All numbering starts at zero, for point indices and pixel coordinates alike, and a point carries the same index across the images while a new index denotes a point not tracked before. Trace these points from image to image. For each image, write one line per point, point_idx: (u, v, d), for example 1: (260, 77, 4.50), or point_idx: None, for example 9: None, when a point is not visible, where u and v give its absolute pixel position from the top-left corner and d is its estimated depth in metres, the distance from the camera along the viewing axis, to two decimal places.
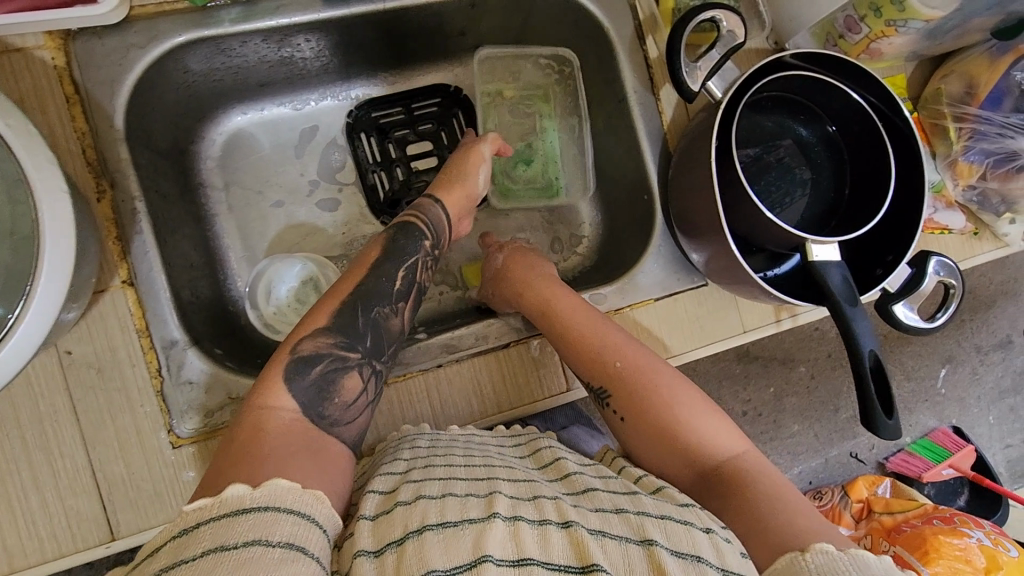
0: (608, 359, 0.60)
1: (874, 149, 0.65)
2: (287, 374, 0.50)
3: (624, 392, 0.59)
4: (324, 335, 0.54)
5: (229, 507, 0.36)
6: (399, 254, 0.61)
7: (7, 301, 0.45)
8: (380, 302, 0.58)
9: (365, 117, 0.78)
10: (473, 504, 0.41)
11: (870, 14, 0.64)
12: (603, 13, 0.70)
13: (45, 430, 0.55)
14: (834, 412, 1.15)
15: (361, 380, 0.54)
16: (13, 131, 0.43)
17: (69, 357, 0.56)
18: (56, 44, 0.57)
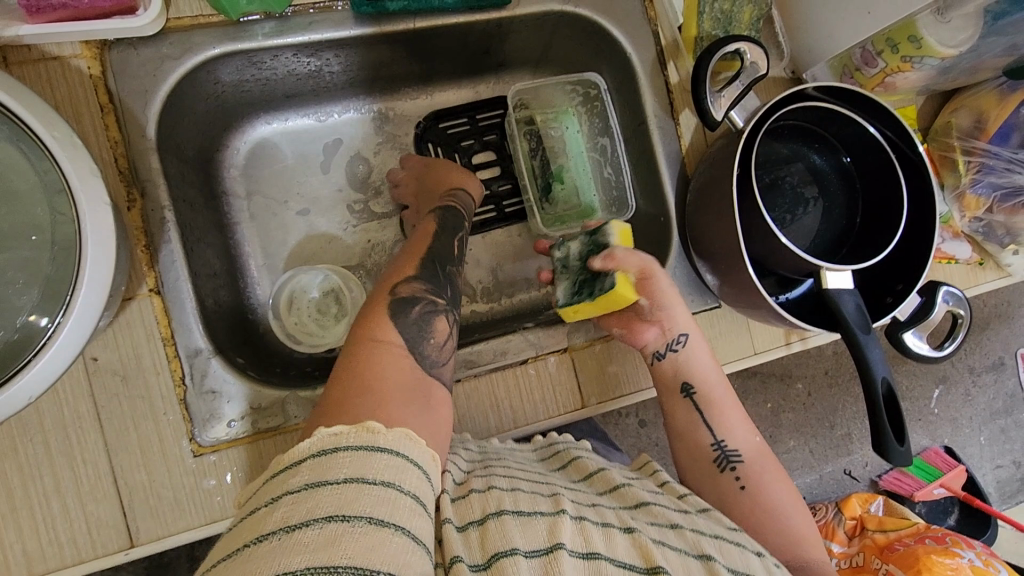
0: (743, 429, 0.63)
1: (887, 181, 0.67)
2: (393, 312, 0.54)
3: (753, 465, 0.61)
4: (417, 282, 0.59)
5: (365, 442, 0.40)
6: (452, 227, 0.68)
7: (47, 312, 0.45)
8: (449, 261, 0.65)
9: (434, 128, 0.80)
10: (542, 500, 0.45)
11: (886, 50, 0.65)
12: (627, 37, 0.71)
13: (67, 435, 0.56)
14: (830, 429, 1.17)
15: (448, 323, 0.58)
16: (59, 143, 0.44)
17: (95, 364, 0.57)
18: (92, 54, 0.58)
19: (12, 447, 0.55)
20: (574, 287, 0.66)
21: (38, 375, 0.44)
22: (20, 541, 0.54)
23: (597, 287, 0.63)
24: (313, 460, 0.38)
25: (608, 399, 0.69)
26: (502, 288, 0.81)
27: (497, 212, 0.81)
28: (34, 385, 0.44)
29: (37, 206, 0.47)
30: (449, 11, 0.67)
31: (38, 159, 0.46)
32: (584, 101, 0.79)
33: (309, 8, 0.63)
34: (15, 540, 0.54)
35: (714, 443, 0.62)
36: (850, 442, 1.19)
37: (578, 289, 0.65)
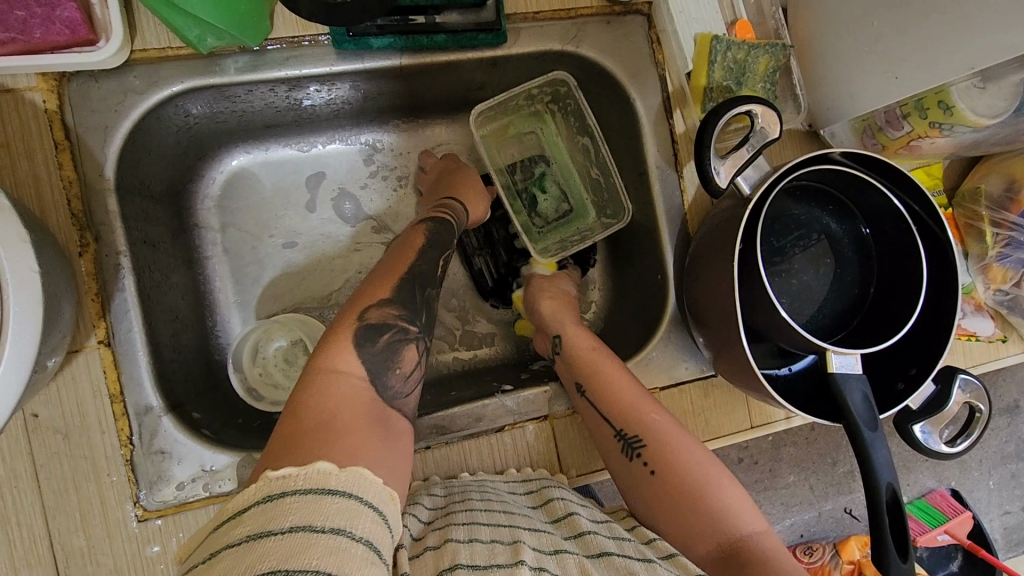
0: (640, 409, 0.59)
1: (904, 259, 0.61)
2: (358, 340, 0.50)
3: (657, 445, 0.57)
4: (391, 306, 0.53)
5: (315, 483, 0.35)
6: (444, 242, 0.63)
7: None
8: (432, 283, 0.59)
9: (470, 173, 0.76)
10: (501, 549, 0.42)
11: (914, 114, 0.59)
12: (630, 82, 0.66)
13: (3, 496, 0.52)
14: (832, 465, 1.10)
15: (418, 353, 0.54)
16: None
17: (35, 421, 0.53)
18: (47, 86, 0.54)
19: None
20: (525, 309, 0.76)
21: None
22: None
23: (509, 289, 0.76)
24: (256, 508, 0.34)
25: (588, 471, 0.64)
26: (484, 334, 0.77)
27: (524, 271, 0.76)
28: None
29: None
30: (438, 49, 0.62)
31: None
32: (554, 99, 0.72)
33: (285, 42, 0.59)
34: None
35: (614, 433, 0.59)
36: (852, 480, 1.12)
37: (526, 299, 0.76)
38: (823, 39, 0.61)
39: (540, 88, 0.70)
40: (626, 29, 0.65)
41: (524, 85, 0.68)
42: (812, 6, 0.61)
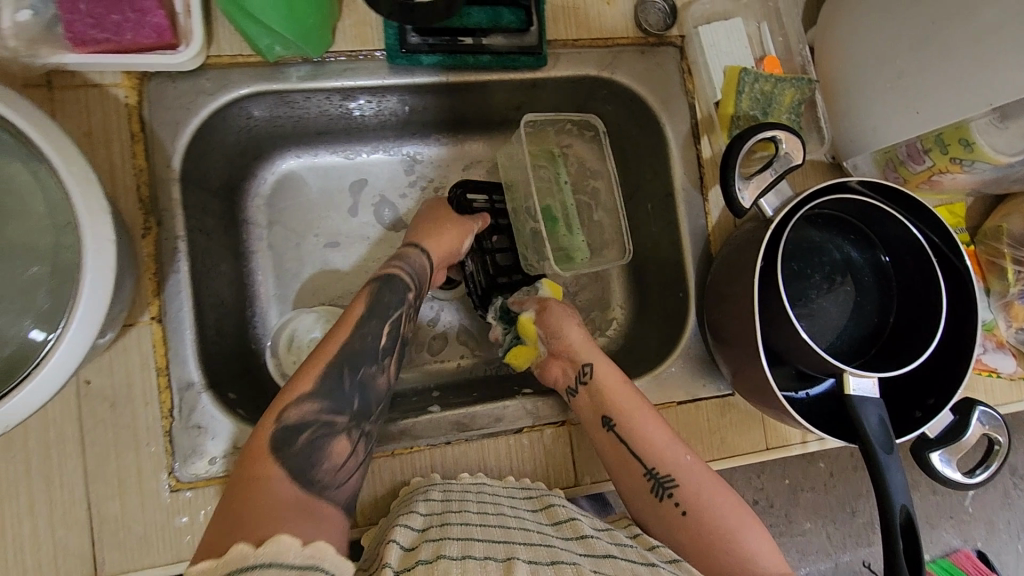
0: (672, 449, 0.60)
1: (925, 287, 0.62)
2: (276, 444, 0.49)
3: (690, 488, 0.58)
4: (309, 402, 0.52)
5: (233, 566, 0.38)
6: (386, 307, 0.60)
7: (48, 325, 0.46)
8: (368, 361, 0.56)
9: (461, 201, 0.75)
10: (495, 568, 0.43)
11: (935, 149, 0.61)
12: (660, 108, 0.70)
13: (49, 457, 0.55)
14: (850, 514, 1.08)
15: (349, 443, 0.52)
16: (76, 179, 0.45)
17: (87, 387, 0.56)
18: (131, 84, 0.59)
19: None
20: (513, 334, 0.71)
21: (21, 404, 0.43)
22: None
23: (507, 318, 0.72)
24: None
25: (603, 479, 0.65)
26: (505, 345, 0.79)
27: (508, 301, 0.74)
28: (15, 412, 0.44)
29: (44, 234, 0.47)
30: (482, 68, 0.67)
31: (53, 186, 0.46)
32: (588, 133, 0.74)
33: (344, 55, 0.64)
34: None
35: (645, 471, 0.59)
36: (871, 532, 1.09)
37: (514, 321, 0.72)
38: (844, 75, 0.64)
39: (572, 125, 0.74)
40: (659, 58, 0.70)
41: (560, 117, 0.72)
42: (833, 45, 0.65)
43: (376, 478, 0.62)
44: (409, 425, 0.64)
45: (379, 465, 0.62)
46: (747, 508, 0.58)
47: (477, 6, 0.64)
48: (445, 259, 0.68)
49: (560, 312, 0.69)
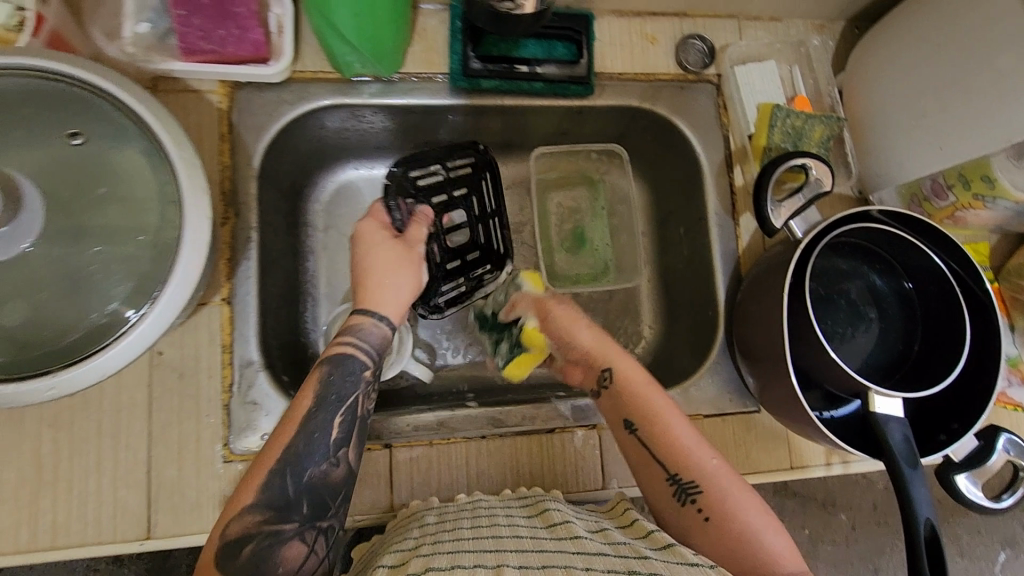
0: (696, 458, 0.58)
1: (948, 315, 0.65)
2: (225, 555, 0.48)
3: (712, 494, 0.56)
4: (252, 513, 0.49)
5: None
6: (339, 395, 0.55)
7: (144, 290, 0.51)
8: (314, 462, 0.52)
9: (406, 183, 0.72)
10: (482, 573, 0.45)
11: (958, 184, 0.65)
12: (697, 138, 0.75)
13: (119, 420, 0.60)
14: (873, 571, 1.06)
15: (305, 544, 0.50)
16: (184, 162, 0.51)
17: (159, 357, 0.61)
18: (224, 91, 0.66)
19: (67, 421, 0.59)
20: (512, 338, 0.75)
21: (114, 357, 0.48)
22: (53, 511, 0.58)
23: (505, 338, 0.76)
24: None
25: (630, 485, 0.67)
26: None
27: (466, 284, 0.76)
28: (108, 365, 0.48)
29: (149, 213, 0.52)
30: (535, 94, 0.73)
31: (160, 168, 0.52)
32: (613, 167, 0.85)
33: (413, 76, 0.71)
34: (48, 509, 0.58)
35: (668, 477, 0.58)
36: None
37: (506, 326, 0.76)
38: (873, 116, 0.69)
39: (597, 154, 0.84)
40: (698, 93, 0.75)
41: (585, 145, 0.83)
42: (863, 90, 0.70)
43: (414, 468, 0.65)
44: (444, 418, 0.67)
45: (417, 455, 0.65)
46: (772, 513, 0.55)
47: (532, 40, 0.71)
48: (405, 309, 0.64)
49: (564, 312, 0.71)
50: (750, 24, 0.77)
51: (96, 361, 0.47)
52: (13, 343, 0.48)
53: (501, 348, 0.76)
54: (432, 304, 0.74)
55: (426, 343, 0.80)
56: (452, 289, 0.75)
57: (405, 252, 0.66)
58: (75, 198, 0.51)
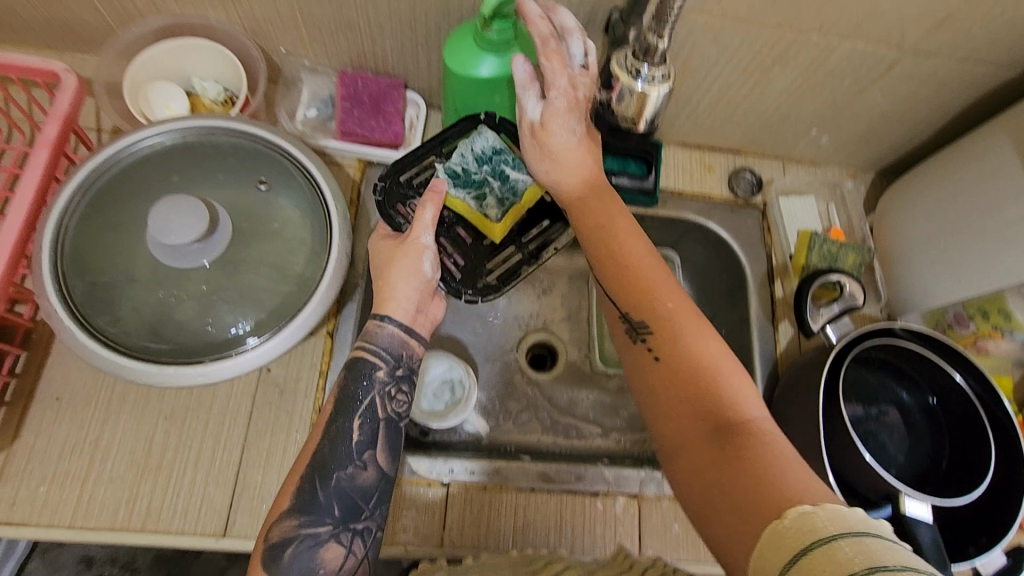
0: (651, 295, 0.58)
1: (973, 433, 0.70)
2: (266, 562, 0.50)
3: (665, 334, 0.56)
4: (289, 517, 0.51)
5: None
6: (353, 398, 0.56)
7: (286, 307, 0.63)
8: (338, 465, 0.54)
9: (398, 188, 0.68)
10: None
11: (978, 315, 0.74)
12: (744, 252, 0.86)
13: (223, 422, 0.69)
14: None
15: (342, 548, 0.52)
16: (338, 214, 0.66)
17: (267, 374, 0.71)
18: (360, 166, 0.79)
19: (182, 416, 0.68)
20: (500, 185, 0.68)
21: (259, 354, 0.60)
22: (149, 497, 0.65)
23: (490, 193, 0.67)
24: None
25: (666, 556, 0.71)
26: (582, 428, 0.87)
27: (522, 254, 0.69)
28: (254, 359, 0.60)
29: (299, 247, 0.65)
30: None
31: (316, 215, 0.66)
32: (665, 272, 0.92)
33: None
34: (146, 494, 0.65)
35: (622, 315, 0.59)
36: None
37: (483, 158, 0.68)
38: (902, 250, 0.80)
39: None
40: (746, 214, 0.88)
41: None
42: (893, 227, 0.82)
43: (466, 510, 0.70)
44: (500, 466, 0.73)
45: (473, 496, 0.71)
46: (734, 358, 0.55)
47: (611, 157, 0.82)
48: (418, 303, 0.60)
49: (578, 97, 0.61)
50: (794, 165, 0.92)
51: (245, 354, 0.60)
52: (178, 334, 0.60)
53: (487, 202, 0.67)
54: (486, 284, 0.68)
55: (483, 403, 0.87)
56: (502, 264, 0.69)
57: (399, 251, 0.60)
58: (249, 229, 0.63)
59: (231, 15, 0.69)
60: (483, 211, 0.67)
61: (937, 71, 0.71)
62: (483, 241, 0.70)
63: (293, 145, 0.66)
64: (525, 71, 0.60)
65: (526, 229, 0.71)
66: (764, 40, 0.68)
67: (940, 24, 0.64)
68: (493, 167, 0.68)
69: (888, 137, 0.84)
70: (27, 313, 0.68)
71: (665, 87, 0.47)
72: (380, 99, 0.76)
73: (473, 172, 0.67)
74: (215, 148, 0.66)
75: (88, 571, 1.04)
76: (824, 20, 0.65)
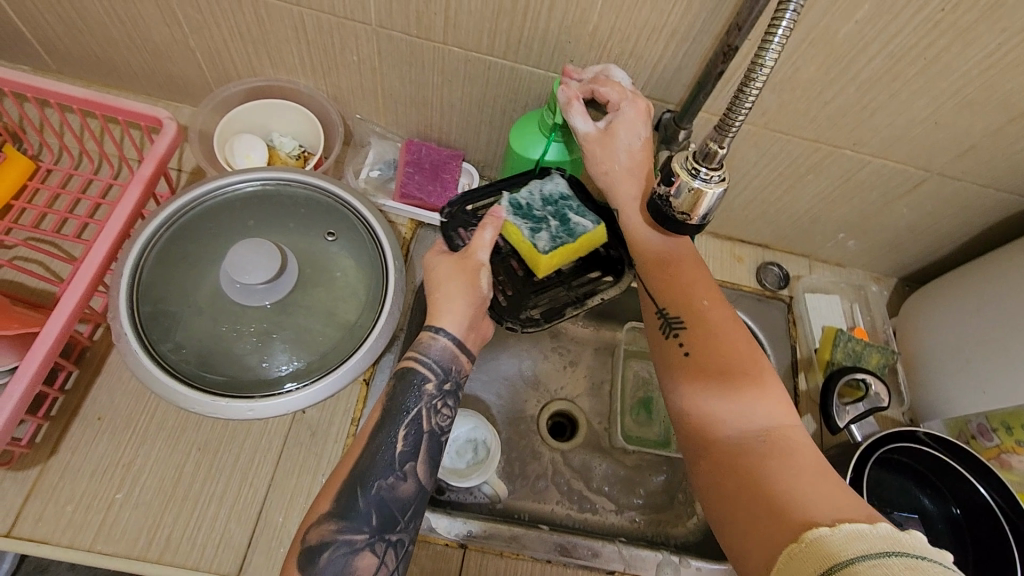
0: (690, 300, 0.63)
1: (1000, 547, 0.69)
2: (301, 567, 0.52)
3: (702, 338, 0.60)
4: (328, 522, 0.53)
5: None
6: (400, 408, 0.58)
7: (336, 353, 0.66)
8: (379, 474, 0.55)
9: (464, 214, 0.69)
10: None
11: (1001, 428, 0.74)
12: (770, 342, 0.88)
13: (253, 459, 0.70)
14: None
15: (375, 558, 0.53)
16: (396, 269, 0.70)
17: (301, 415, 0.73)
18: (411, 226, 0.84)
19: (214, 448, 0.70)
20: (561, 225, 0.67)
21: (307, 395, 0.63)
22: (171, 527, 0.65)
23: (547, 227, 0.67)
24: None
25: None
26: (596, 503, 0.87)
27: (568, 294, 0.69)
28: (301, 399, 0.63)
29: (354, 296, 0.69)
30: None
31: (373, 268, 0.70)
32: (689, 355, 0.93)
33: None
34: (169, 524, 0.65)
35: (657, 311, 0.63)
36: None
37: (549, 200, 0.68)
38: (924, 356, 0.83)
39: None
40: (773, 305, 0.91)
41: None
42: (916, 333, 0.85)
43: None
44: (518, 533, 0.72)
45: (490, 562, 0.71)
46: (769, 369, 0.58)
47: None
48: (471, 321, 0.63)
49: (644, 106, 0.65)
50: (820, 265, 0.96)
51: (293, 394, 0.63)
52: (232, 367, 0.63)
53: (540, 235, 0.66)
54: (528, 316, 0.67)
55: (503, 467, 0.88)
56: (546, 301, 0.69)
57: (460, 267, 0.63)
58: (311, 276, 0.68)
59: (319, 83, 0.77)
60: (533, 239, 0.66)
61: (961, 193, 0.77)
62: (533, 277, 0.70)
63: (360, 202, 0.72)
64: (575, 91, 0.63)
65: (579, 274, 0.70)
66: (801, 150, 0.74)
67: (964, 152, 0.70)
68: (558, 209, 0.68)
69: (912, 247, 0.89)
70: (87, 332, 0.71)
71: (721, 189, 0.50)
72: (439, 167, 0.82)
73: (536, 208, 0.68)
74: (291, 198, 0.71)
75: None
76: (858, 138, 0.71)
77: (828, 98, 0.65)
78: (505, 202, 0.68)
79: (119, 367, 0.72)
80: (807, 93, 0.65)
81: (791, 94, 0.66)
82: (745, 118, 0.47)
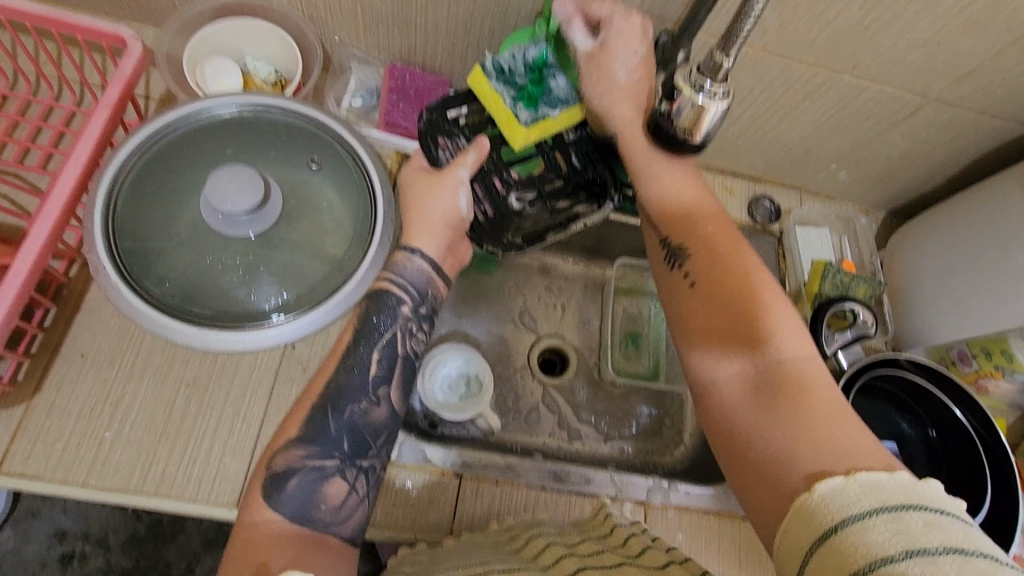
0: (694, 223, 0.63)
1: (970, 463, 0.73)
2: (267, 491, 0.52)
3: (682, 228, 0.63)
4: (296, 446, 0.54)
5: None
6: (369, 333, 0.60)
7: (327, 288, 0.64)
8: (353, 399, 0.57)
9: (443, 121, 0.68)
10: None
11: (981, 354, 0.77)
12: None
13: (244, 395, 0.69)
14: None
15: (347, 482, 0.55)
16: (386, 197, 0.68)
17: (292, 351, 0.72)
18: (397, 158, 0.80)
19: (204, 385, 0.69)
20: (545, 96, 0.68)
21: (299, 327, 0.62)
22: (165, 463, 0.65)
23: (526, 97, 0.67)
24: None
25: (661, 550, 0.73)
26: (585, 434, 0.88)
27: (549, 218, 0.70)
28: (294, 333, 0.62)
29: (342, 226, 0.66)
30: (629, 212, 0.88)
31: (359, 197, 0.67)
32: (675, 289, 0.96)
33: None
34: (162, 460, 0.65)
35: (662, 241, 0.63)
36: None
37: (536, 66, 0.67)
38: (912, 288, 0.83)
39: None
40: (763, 238, 0.91)
41: None
42: (904, 263, 0.86)
43: (476, 501, 0.72)
44: (513, 463, 0.74)
45: (483, 488, 0.72)
46: (712, 207, 0.64)
47: None
48: (448, 245, 0.66)
49: (638, 22, 0.63)
50: (811, 197, 0.95)
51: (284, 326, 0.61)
52: (219, 300, 0.61)
53: (521, 107, 0.66)
54: (509, 241, 0.70)
55: (496, 402, 0.88)
56: (527, 226, 0.70)
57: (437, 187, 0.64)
58: (296, 208, 0.65)
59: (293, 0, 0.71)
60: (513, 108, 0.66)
61: (956, 120, 0.76)
62: (514, 197, 0.69)
63: (343, 127, 0.69)
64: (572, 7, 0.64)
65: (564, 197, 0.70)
66: (798, 75, 0.72)
67: (965, 76, 0.68)
68: (540, 75, 0.68)
69: (903, 179, 0.89)
70: (61, 269, 0.69)
71: (724, 105, 0.49)
72: (425, 94, 0.78)
73: (520, 75, 0.67)
74: (270, 125, 0.67)
75: (60, 544, 1.00)
76: (859, 61, 0.68)
77: (831, 16, 0.63)
78: (489, 65, 0.66)
79: (98, 305, 0.70)
80: (809, 11, 0.62)
81: (793, 13, 0.63)
82: (753, 28, 0.43)
